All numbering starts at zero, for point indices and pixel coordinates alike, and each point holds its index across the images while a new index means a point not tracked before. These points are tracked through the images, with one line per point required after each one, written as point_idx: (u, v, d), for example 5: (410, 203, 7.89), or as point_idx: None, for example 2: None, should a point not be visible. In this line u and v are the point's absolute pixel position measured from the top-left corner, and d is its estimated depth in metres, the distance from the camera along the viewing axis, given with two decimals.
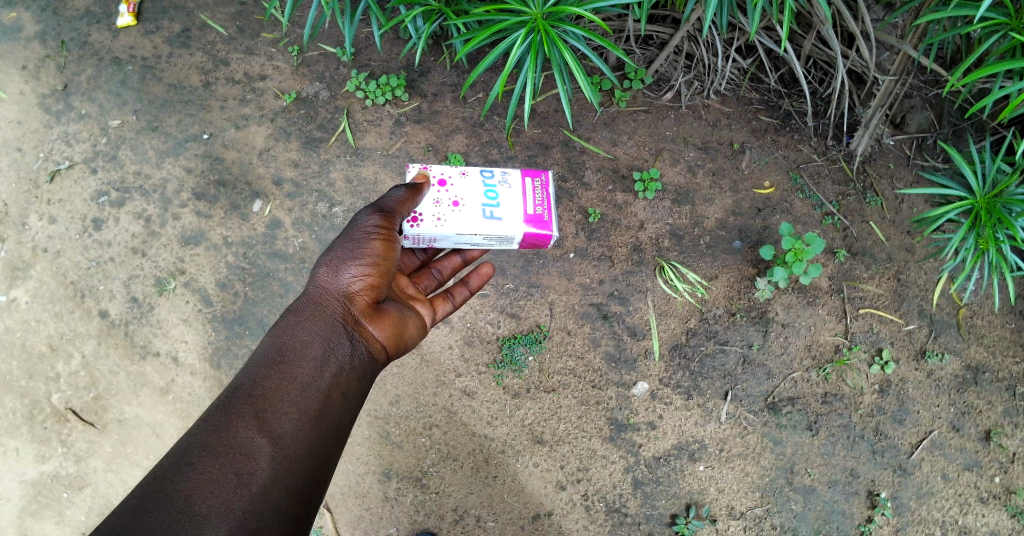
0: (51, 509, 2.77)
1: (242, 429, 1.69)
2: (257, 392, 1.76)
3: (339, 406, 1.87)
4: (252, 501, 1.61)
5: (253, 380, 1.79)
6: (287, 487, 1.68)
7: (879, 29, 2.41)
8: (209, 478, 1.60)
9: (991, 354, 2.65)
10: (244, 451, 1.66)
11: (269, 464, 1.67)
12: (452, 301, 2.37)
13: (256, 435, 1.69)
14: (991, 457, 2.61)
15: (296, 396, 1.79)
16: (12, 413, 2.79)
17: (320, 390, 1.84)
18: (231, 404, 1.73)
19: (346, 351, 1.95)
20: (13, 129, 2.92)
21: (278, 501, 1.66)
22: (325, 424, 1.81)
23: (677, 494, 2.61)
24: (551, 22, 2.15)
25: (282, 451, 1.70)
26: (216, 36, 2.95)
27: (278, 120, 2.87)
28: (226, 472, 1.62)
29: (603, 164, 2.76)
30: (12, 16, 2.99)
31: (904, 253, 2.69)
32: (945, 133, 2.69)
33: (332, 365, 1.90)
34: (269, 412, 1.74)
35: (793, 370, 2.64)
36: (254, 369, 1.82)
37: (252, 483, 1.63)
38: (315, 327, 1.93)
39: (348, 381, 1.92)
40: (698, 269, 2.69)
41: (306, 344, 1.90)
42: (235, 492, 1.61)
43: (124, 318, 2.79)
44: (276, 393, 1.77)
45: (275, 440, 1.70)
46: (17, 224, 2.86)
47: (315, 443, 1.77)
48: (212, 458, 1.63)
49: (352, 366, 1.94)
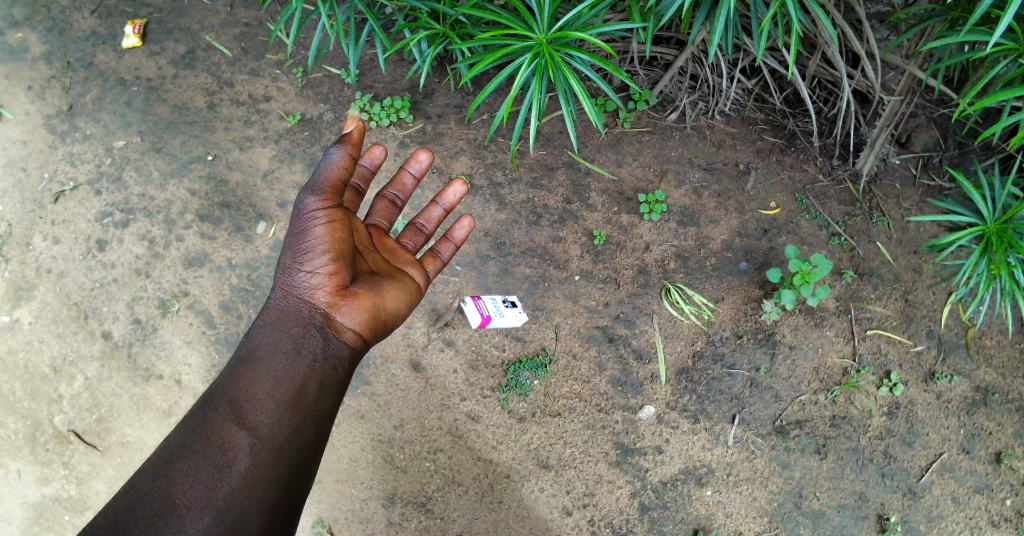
0: (51, 532, 2.74)
1: (220, 425, 1.80)
2: (232, 390, 1.87)
3: (316, 393, 1.93)
4: (231, 492, 1.72)
5: (229, 378, 1.90)
6: (270, 477, 1.78)
7: (886, 50, 2.41)
8: (190, 474, 1.72)
9: (1001, 375, 2.62)
10: (222, 446, 1.77)
11: (247, 454, 1.78)
12: (441, 258, 2.33)
13: (233, 429, 1.80)
14: (1002, 480, 2.57)
15: (268, 389, 1.87)
16: (14, 435, 2.77)
17: (293, 381, 1.91)
18: (211, 403, 1.84)
19: (319, 343, 1.99)
20: (18, 149, 2.93)
21: (259, 491, 1.76)
22: (304, 414, 1.89)
23: (683, 519, 2.58)
24: (556, 47, 2.14)
25: (258, 445, 1.80)
26: (222, 57, 2.97)
27: (282, 141, 2.88)
28: (205, 467, 1.74)
29: (608, 185, 2.76)
30: (20, 37, 3.02)
31: (912, 274, 2.67)
32: (951, 152, 2.69)
33: (307, 356, 1.96)
34: (244, 407, 1.84)
35: (802, 393, 2.62)
36: (233, 366, 1.93)
37: (231, 476, 1.74)
38: (286, 322, 1.99)
39: (325, 371, 1.97)
40: (704, 292, 2.68)
41: (277, 341, 1.96)
42: (214, 485, 1.72)
43: (127, 340, 2.78)
44: (250, 389, 1.87)
45: (252, 432, 1.80)
46: (21, 245, 2.86)
47: (293, 432, 1.85)
48: (193, 454, 1.75)
49: (327, 356, 1.98)
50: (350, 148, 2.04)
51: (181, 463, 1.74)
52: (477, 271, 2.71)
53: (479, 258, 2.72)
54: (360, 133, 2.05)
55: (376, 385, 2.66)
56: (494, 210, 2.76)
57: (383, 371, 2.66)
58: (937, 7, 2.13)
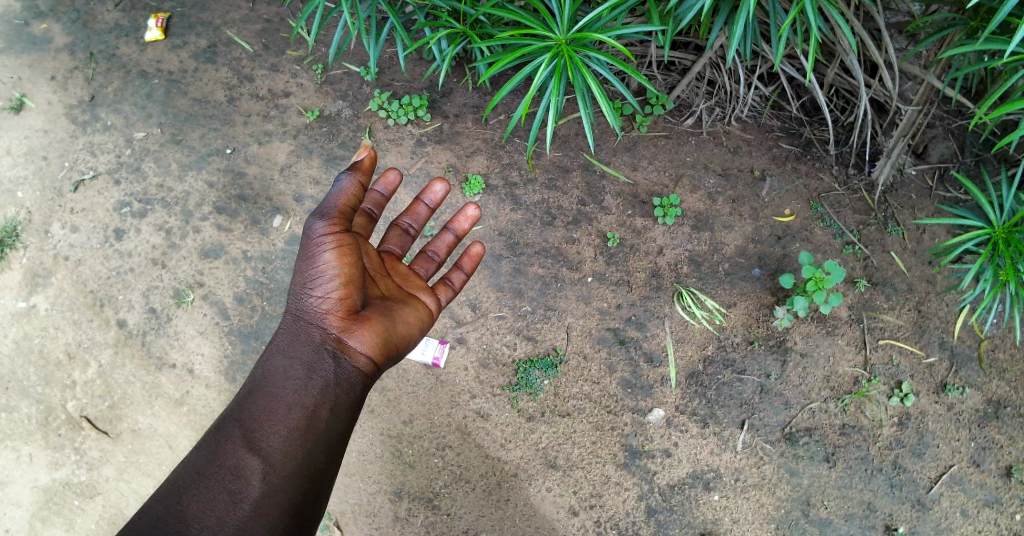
0: (61, 517, 2.77)
1: (234, 451, 1.82)
2: (244, 416, 1.89)
3: (328, 419, 1.95)
4: (243, 519, 1.73)
5: (241, 404, 1.92)
6: (279, 503, 1.80)
7: (903, 59, 2.40)
8: (203, 501, 1.74)
9: (1013, 389, 2.60)
10: (233, 472, 1.79)
11: (260, 480, 1.80)
12: (452, 286, 2.36)
13: (245, 455, 1.82)
14: (1012, 494, 2.55)
15: (279, 415, 1.90)
16: (27, 419, 2.80)
17: (305, 407, 1.93)
18: (223, 430, 1.86)
19: (330, 368, 2.00)
20: (40, 138, 2.97)
21: (270, 517, 1.77)
22: (315, 439, 1.91)
23: (690, 523, 2.57)
24: (574, 48, 2.14)
25: (270, 471, 1.82)
26: (242, 52, 3.00)
27: (300, 137, 2.90)
28: (217, 494, 1.75)
29: (622, 189, 2.77)
30: (44, 28, 3.06)
31: (925, 284, 2.66)
32: (968, 164, 2.69)
33: (319, 381, 1.98)
34: (255, 433, 1.86)
35: (811, 401, 2.62)
36: (246, 394, 1.95)
37: (242, 502, 1.76)
38: (299, 348, 2.01)
39: (337, 395, 1.98)
40: (716, 296, 2.68)
41: (290, 367, 1.99)
42: (226, 512, 1.73)
43: (141, 328, 2.81)
44: (262, 414, 1.89)
45: (264, 458, 1.83)
46: (41, 232, 2.90)
47: (304, 457, 1.87)
48: (205, 480, 1.77)
49: (339, 382, 2.00)
50: (359, 175, 2.06)
51: (194, 490, 1.75)
52: (490, 270, 2.73)
53: (492, 258, 2.73)
54: (370, 161, 2.07)
55: (387, 381, 2.67)
56: (509, 210, 2.77)
57: (394, 367, 2.66)
58: (956, 16, 2.13)
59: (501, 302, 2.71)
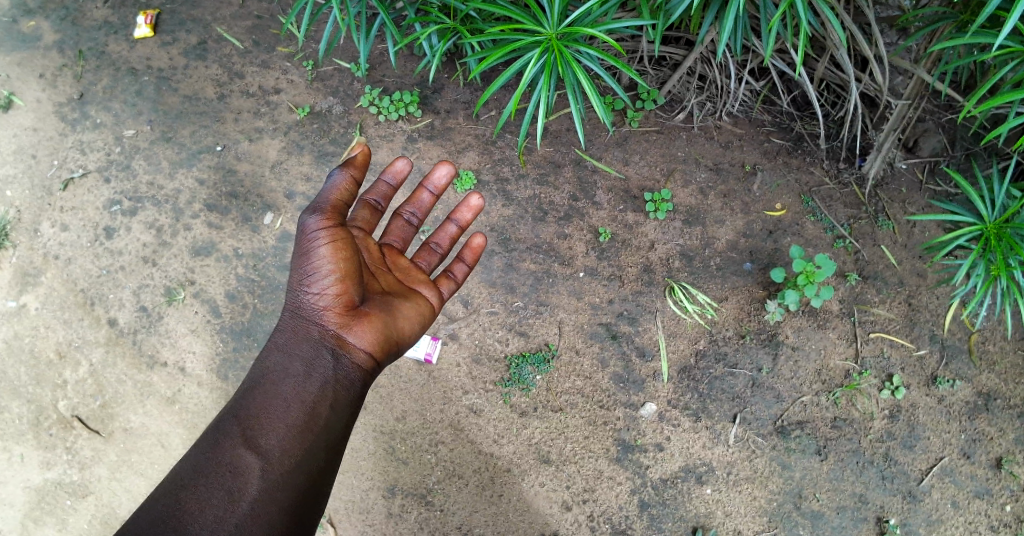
0: (53, 517, 2.75)
1: (232, 449, 1.81)
2: (243, 413, 1.88)
3: (327, 416, 1.95)
4: (242, 517, 1.73)
5: (240, 402, 1.91)
6: (278, 501, 1.79)
7: (894, 53, 2.41)
8: (201, 499, 1.73)
9: (1003, 381, 2.62)
10: (232, 470, 1.78)
11: (258, 478, 1.79)
12: (454, 279, 2.36)
13: (243, 453, 1.81)
14: (1002, 485, 2.57)
15: (278, 412, 1.89)
16: (18, 419, 2.78)
17: (304, 404, 1.93)
18: (221, 428, 1.86)
19: (329, 364, 2.00)
20: (29, 136, 2.95)
21: (269, 515, 1.77)
22: (314, 436, 1.90)
23: (683, 517, 2.58)
24: (565, 42, 2.14)
25: (268, 469, 1.81)
26: (232, 49, 2.99)
27: (291, 133, 2.90)
28: (215, 493, 1.74)
29: (614, 184, 2.77)
30: (32, 25, 3.04)
31: (915, 277, 2.68)
32: (959, 158, 2.70)
33: (318, 378, 1.97)
34: (254, 431, 1.85)
35: (803, 394, 2.63)
36: (245, 391, 1.94)
37: (241, 500, 1.75)
38: (298, 345, 2.01)
39: (336, 392, 1.98)
40: (708, 291, 2.69)
41: (288, 364, 1.98)
42: (224, 511, 1.73)
43: (132, 327, 2.79)
44: (261, 412, 1.89)
45: (262, 456, 1.82)
46: (30, 231, 2.88)
47: (303, 455, 1.87)
48: (203, 479, 1.76)
49: (338, 379, 2.00)
50: (352, 170, 2.05)
51: (192, 488, 1.74)
52: (482, 266, 2.72)
53: (485, 253, 2.73)
54: (364, 157, 2.06)
55: (380, 377, 2.66)
56: (501, 206, 2.77)
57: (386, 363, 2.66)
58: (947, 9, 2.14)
59: (493, 298, 2.71)
